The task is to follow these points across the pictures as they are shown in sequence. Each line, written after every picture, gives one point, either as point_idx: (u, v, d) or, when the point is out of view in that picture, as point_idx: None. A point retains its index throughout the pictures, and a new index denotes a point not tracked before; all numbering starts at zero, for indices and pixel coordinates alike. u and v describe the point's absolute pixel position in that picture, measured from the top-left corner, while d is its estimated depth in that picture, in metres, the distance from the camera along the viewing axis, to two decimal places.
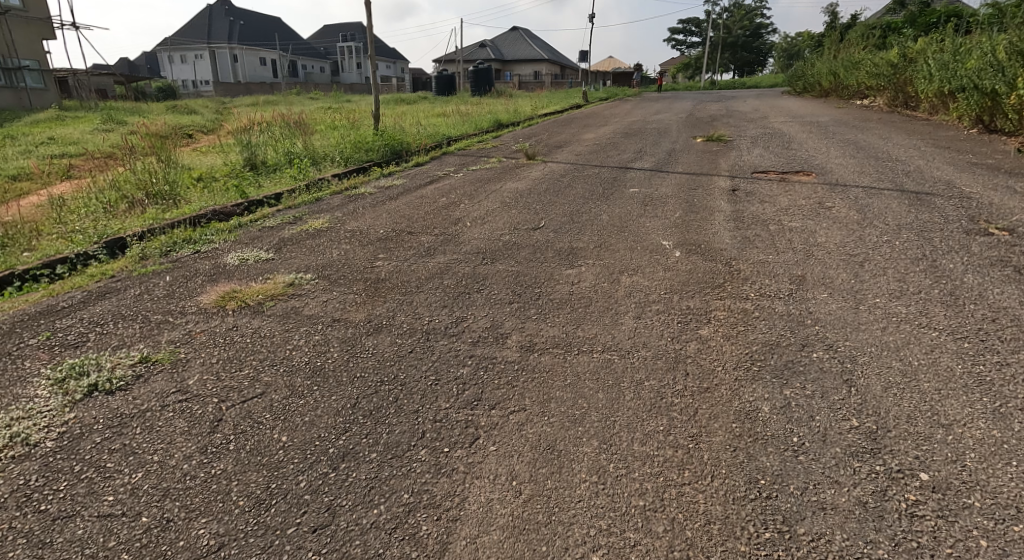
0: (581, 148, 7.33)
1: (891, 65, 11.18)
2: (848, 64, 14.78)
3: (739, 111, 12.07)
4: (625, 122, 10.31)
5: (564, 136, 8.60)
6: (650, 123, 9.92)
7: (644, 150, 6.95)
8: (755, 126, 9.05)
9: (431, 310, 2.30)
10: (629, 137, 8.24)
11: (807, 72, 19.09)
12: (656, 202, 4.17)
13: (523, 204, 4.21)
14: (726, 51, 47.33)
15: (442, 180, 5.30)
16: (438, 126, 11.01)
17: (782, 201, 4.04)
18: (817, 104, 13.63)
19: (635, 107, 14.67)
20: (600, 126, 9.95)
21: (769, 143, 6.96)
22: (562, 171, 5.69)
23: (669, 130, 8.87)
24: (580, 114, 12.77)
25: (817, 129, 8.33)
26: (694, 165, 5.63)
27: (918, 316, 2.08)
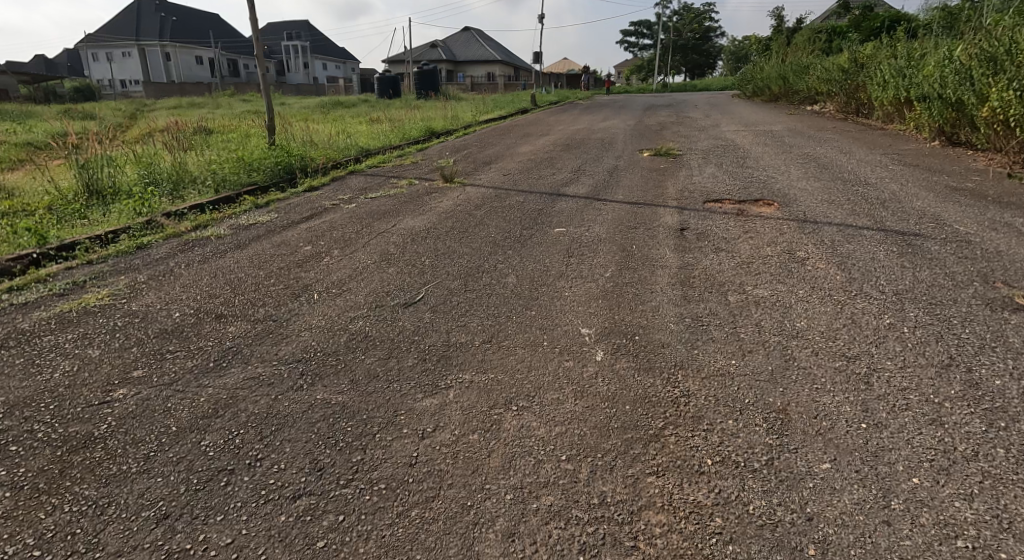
0: (511, 165, 6.38)
1: (843, 70, 10.65)
2: (798, 69, 14.31)
3: (690, 119, 11.37)
4: (568, 132, 9.44)
5: (496, 149, 7.63)
6: (594, 134, 9.08)
7: (582, 167, 6.04)
8: (707, 136, 8.31)
9: (140, 538, 1.26)
10: (568, 151, 7.33)
11: (756, 76, 18.79)
12: (582, 249, 3.25)
13: (411, 255, 3.21)
14: (676, 54, 47.62)
15: (326, 214, 4.24)
16: (362, 136, 9.85)
17: (740, 247, 3.18)
18: (769, 110, 13.12)
19: (583, 114, 13.88)
20: (540, 137, 9.03)
21: (720, 159, 6.19)
22: (479, 199, 4.71)
23: (613, 142, 8.03)
24: (523, 121, 11.86)
25: (771, 140, 7.65)
26: (637, 190, 4.76)
27: (993, 540, 1.20)
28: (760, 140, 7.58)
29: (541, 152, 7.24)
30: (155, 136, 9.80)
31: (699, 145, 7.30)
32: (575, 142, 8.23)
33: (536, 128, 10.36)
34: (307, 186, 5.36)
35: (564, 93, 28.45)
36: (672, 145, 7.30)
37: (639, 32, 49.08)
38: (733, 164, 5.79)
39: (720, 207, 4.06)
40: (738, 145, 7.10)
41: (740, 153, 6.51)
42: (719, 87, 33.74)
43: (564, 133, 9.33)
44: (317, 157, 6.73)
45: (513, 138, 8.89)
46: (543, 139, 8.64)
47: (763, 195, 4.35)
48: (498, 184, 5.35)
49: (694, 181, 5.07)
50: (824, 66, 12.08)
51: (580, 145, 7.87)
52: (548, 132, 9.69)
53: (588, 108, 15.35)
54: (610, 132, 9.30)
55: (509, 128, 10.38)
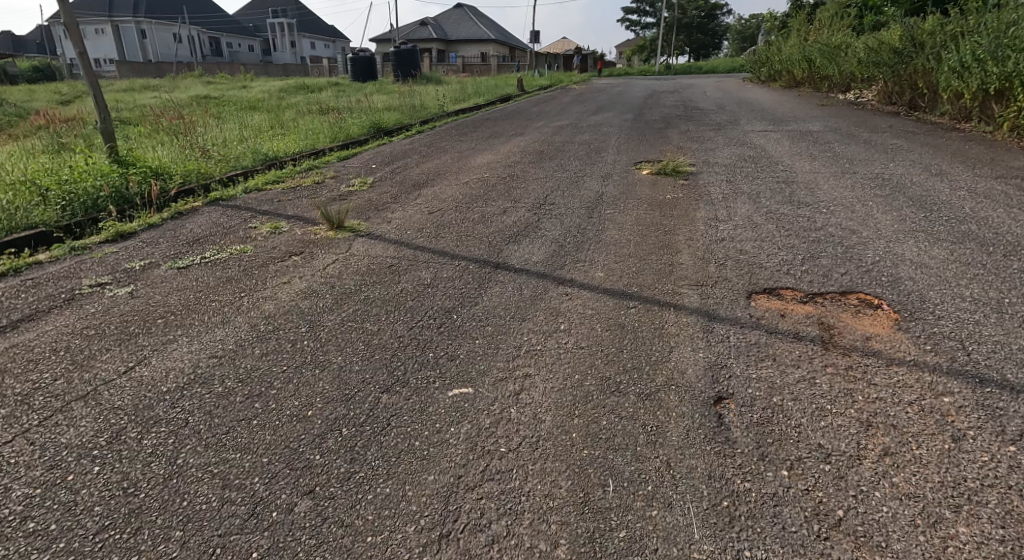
0: (453, 194, 4.45)
1: (897, 52, 8.61)
2: (830, 51, 12.21)
3: (701, 114, 9.43)
4: (546, 134, 7.48)
5: (446, 161, 5.69)
6: (579, 137, 7.14)
7: (554, 199, 4.15)
8: (726, 141, 6.39)
9: None
10: (540, 166, 5.41)
11: (772, 57, 16.75)
12: (483, 502, 1.36)
13: (42, 534, 1.29)
14: (681, 33, 45.23)
15: (50, 319, 2.30)
16: (288, 137, 7.86)
17: (873, 525, 1.28)
18: (795, 99, 11.18)
19: (571, 106, 11.90)
20: (512, 139, 7.10)
21: (753, 186, 4.28)
22: (363, 274, 2.79)
23: (602, 150, 6.09)
24: (498, 115, 9.88)
25: (814, 148, 5.72)
26: (631, 262, 2.89)
27: None
28: (800, 150, 5.64)
29: (504, 168, 5.31)
30: (27, 133, 7.79)
31: (717, 159, 5.36)
32: (554, 149, 6.30)
33: (510, 126, 8.38)
34: (110, 235, 3.42)
35: (561, 76, 26.29)
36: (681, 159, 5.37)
37: (642, 10, 46.56)
38: (775, 200, 3.87)
39: (788, 323, 2.17)
40: (775, 161, 5.19)
41: (780, 175, 4.59)
42: (730, 69, 31.44)
43: (541, 135, 7.40)
44: (174, 176, 4.71)
45: (477, 141, 6.94)
46: (513, 144, 6.69)
47: (853, 287, 2.45)
48: (418, 233, 3.46)
49: (721, 239, 3.16)
50: (869, 46, 10.00)
51: (558, 154, 5.92)
52: (523, 132, 7.71)
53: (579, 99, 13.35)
54: (599, 134, 7.35)
55: (477, 126, 8.41)
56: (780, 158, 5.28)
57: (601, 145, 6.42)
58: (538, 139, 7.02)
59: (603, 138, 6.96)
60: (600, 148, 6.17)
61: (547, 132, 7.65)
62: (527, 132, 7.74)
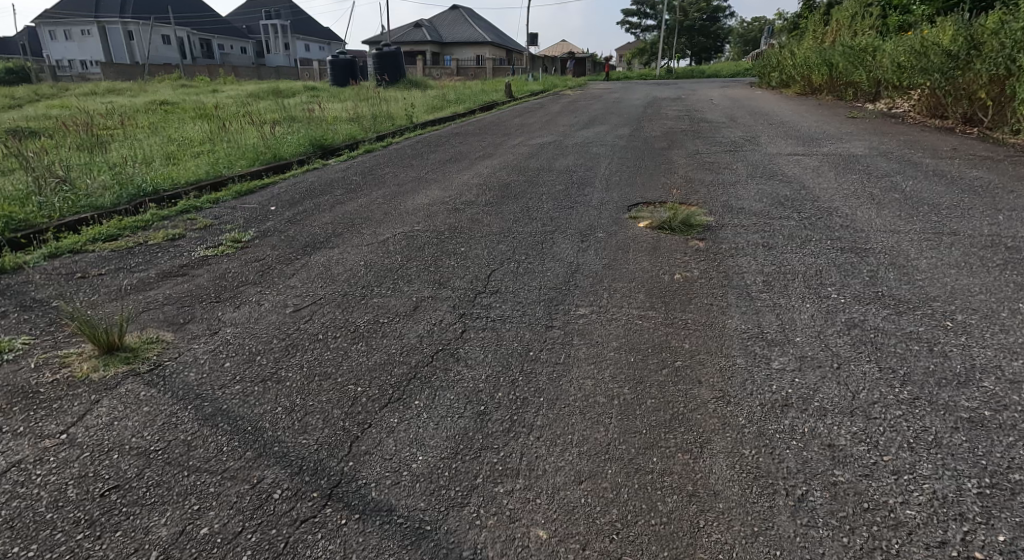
0: (358, 265, 3.00)
1: (950, 56, 7.43)
2: (855, 54, 10.83)
3: (714, 130, 8.08)
4: (521, 159, 6.05)
5: (377, 202, 4.24)
6: (560, 163, 5.70)
7: (503, 283, 2.70)
8: (747, 173, 4.95)
9: None
10: (501, 212, 3.97)
11: (783, 60, 15.38)
12: None
13: None
14: (682, 36, 43.94)
15: None
16: (203, 159, 6.36)
17: None
18: (821, 110, 9.92)
19: (560, 117, 10.49)
20: (477, 166, 5.66)
21: (807, 262, 2.84)
22: (16, 544, 1.30)
23: (587, 187, 4.65)
24: (472, 129, 8.47)
25: (871, 187, 4.29)
26: (613, 483, 1.44)
27: None
28: (853, 190, 4.21)
29: (450, 216, 3.87)
30: None
31: (742, 206, 3.92)
32: (525, 182, 4.86)
33: (480, 147, 6.93)
34: None
35: (555, 81, 24.88)
36: (691, 206, 3.94)
37: (642, 12, 45.31)
38: (851, 294, 2.43)
39: None
40: (824, 210, 3.76)
41: (839, 238, 3.16)
42: (735, 73, 30.16)
43: (515, 160, 5.96)
44: None
45: (432, 169, 5.50)
46: (476, 174, 5.25)
47: None
48: (247, 365, 1.98)
49: (782, 408, 1.70)
50: (908, 49, 8.76)
51: (530, 193, 4.48)
52: (494, 155, 6.27)
53: (571, 109, 11.96)
54: (587, 159, 5.91)
55: (442, 146, 6.95)
56: (828, 205, 3.85)
57: (586, 177, 4.98)
58: (508, 167, 5.60)
59: (591, 166, 5.52)
60: (584, 183, 4.74)
61: (522, 156, 6.20)
62: (499, 155, 6.31)
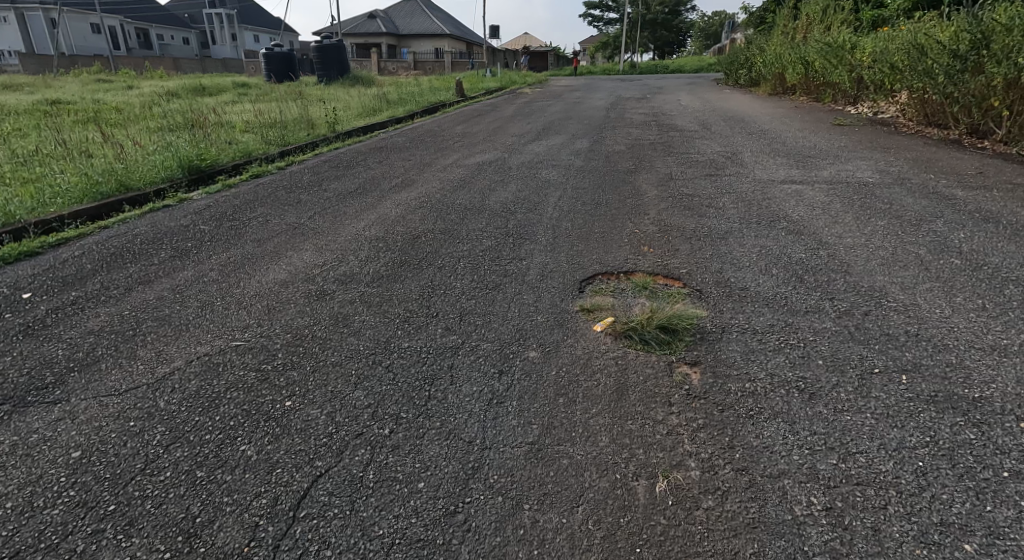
0: (70, 458, 1.59)
1: (956, 57, 6.44)
2: (833, 51, 9.85)
3: (686, 143, 6.89)
4: (449, 192, 4.72)
5: (211, 275, 2.84)
6: (497, 202, 4.39)
7: (321, 530, 1.37)
8: (739, 220, 3.75)
9: None
10: (391, 298, 2.64)
11: (751, 56, 14.42)
12: None
13: None
14: (644, 31, 43.24)
15: None
16: (18, 190, 4.71)
17: None
18: (801, 116, 8.87)
19: (511, 124, 9.17)
20: (387, 204, 4.30)
21: (888, 444, 1.61)
22: None
23: (526, 247, 3.35)
24: (402, 144, 7.07)
25: (912, 246, 3.15)
26: None
27: None
28: (890, 253, 3.07)
29: (310, 308, 2.52)
30: None
31: (744, 289, 2.70)
32: (443, 236, 3.55)
33: (402, 171, 5.56)
34: None
35: (512, 76, 23.50)
36: (666, 293, 2.72)
37: (604, 5, 44.33)
38: None
39: None
40: (864, 295, 2.58)
41: (914, 370, 1.97)
42: (698, 68, 29.43)
43: (439, 194, 4.61)
44: None
45: (326, 210, 4.12)
46: (380, 219, 3.89)
47: None
48: None
49: None
50: (897, 48, 7.75)
51: (445, 259, 3.17)
52: (414, 187, 4.92)
53: (525, 114, 10.65)
54: (532, 194, 4.63)
55: (354, 171, 5.54)
56: (865, 286, 2.66)
57: (528, 230, 3.70)
58: (428, 206, 4.26)
59: (537, 207, 4.24)
60: (522, 242, 3.47)
61: (451, 188, 4.88)
62: (421, 186, 4.97)
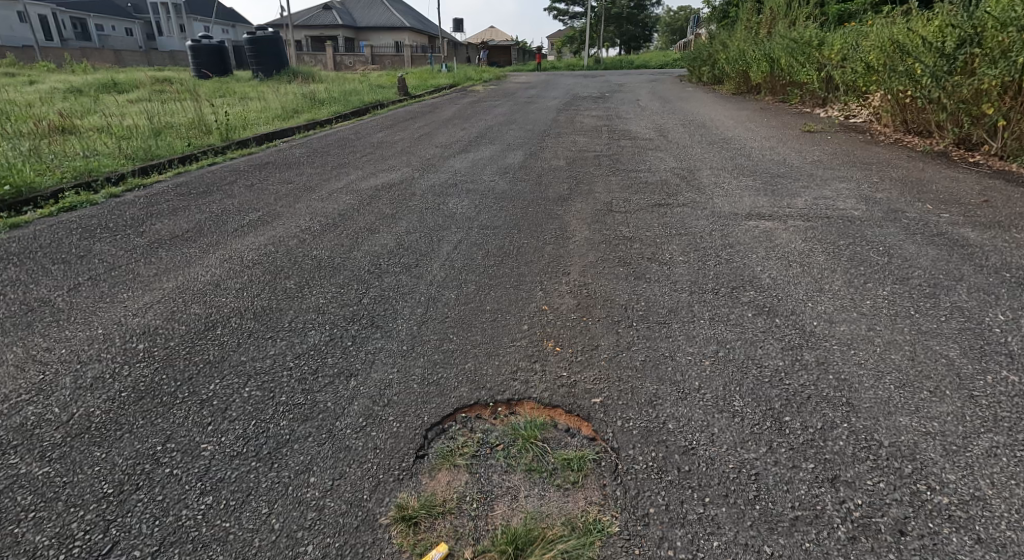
0: None
1: (940, 54, 5.48)
2: (799, 48, 8.92)
3: (636, 157, 5.84)
4: (312, 238, 3.55)
5: None
6: (368, 254, 3.23)
7: None
8: (689, 288, 2.69)
9: None
10: (55, 496, 1.47)
11: (714, 51, 13.47)
12: None
13: None
14: (609, 24, 42.32)
15: None
16: None
17: None
18: (766, 121, 7.93)
19: (442, 129, 8.00)
20: (212, 260, 3.10)
21: None
22: None
23: (368, 349, 2.22)
24: (296, 160, 5.85)
25: (936, 343, 2.13)
26: None
27: None
28: (907, 360, 2.03)
29: None
30: None
31: (687, 455, 1.62)
32: (252, 325, 2.38)
33: (270, 202, 4.35)
34: None
35: (469, 73, 22.24)
36: (557, 462, 1.63)
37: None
38: None
39: None
40: (886, 470, 1.54)
41: None
42: (663, 64, 28.57)
43: (296, 243, 3.43)
44: None
45: (113, 272, 2.90)
46: (179, 291, 2.69)
47: None
48: None
49: None
50: (870, 43, 6.80)
51: (226, 376, 2.00)
52: (272, 229, 3.73)
53: (464, 117, 9.48)
54: (423, 239, 3.49)
55: (206, 201, 4.30)
56: (882, 447, 1.61)
57: (387, 310, 2.55)
58: (268, 262, 3.08)
59: (419, 264, 3.09)
60: (370, 335, 2.33)
61: (320, 231, 3.70)
62: (282, 227, 3.78)
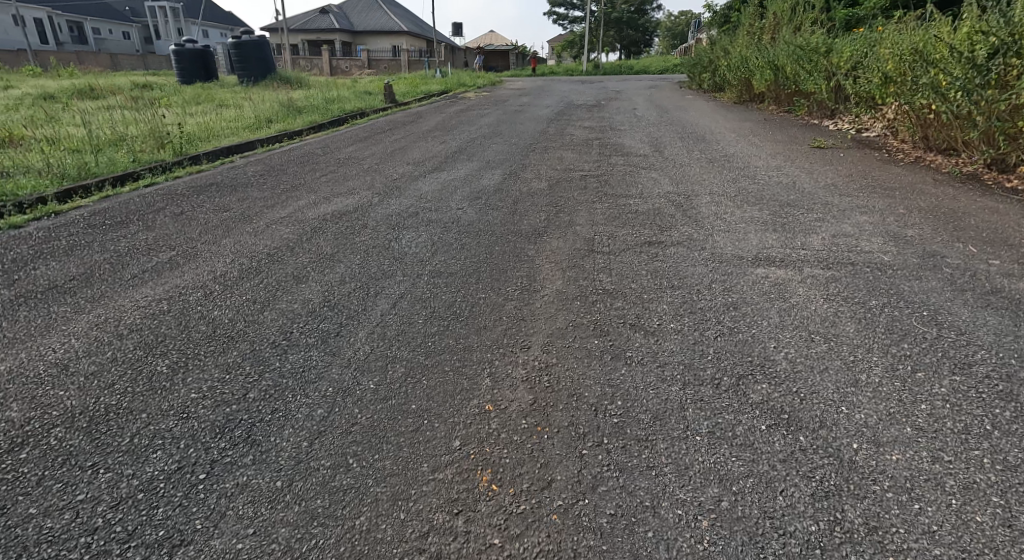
0: None
1: (968, 64, 4.83)
2: (806, 55, 8.27)
3: (627, 178, 5.21)
4: (223, 290, 2.91)
5: None
6: (281, 317, 2.59)
7: None
8: (679, 377, 2.05)
9: None
10: None
11: (716, 56, 12.80)
12: None
13: None
14: (609, 28, 41.70)
15: None
16: None
17: None
18: (771, 134, 7.28)
19: (419, 143, 7.37)
20: (83, 326, 2.48)
21: None
22: None
23: (224, 488, 1.58)
24: (244, 183, 5.23)
25: None
26: None
27: None
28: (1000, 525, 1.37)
29: None
30: None
31: None
32: (75, 444, 1.73)
33: (193, 239, 3.72)
34: None
35: (464, 78, 21.61)
36: None
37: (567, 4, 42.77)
38: None
39: None
40: None
41: None
42: (663, 69, 28.07)
43: (198, 299, 2.79)
44: None
45: None
46: (8, 384, 2.06)
47: None
48: None
49: None
50: (885, 51, 6.15)
51: None
52: (180, 276, 3.10)
53: (446, 128, 8.86)
54: (357, 293, 2.85)
55: (117, 238, 3.68)
56: None
57: (274, 412, 1.91)
58: (150, 330, 2.45)
59: (340, 332, 2.45)
60: (235, 461, 1.68)
61: (237, 279, 3.07)
62: (193, 273, 3.15)
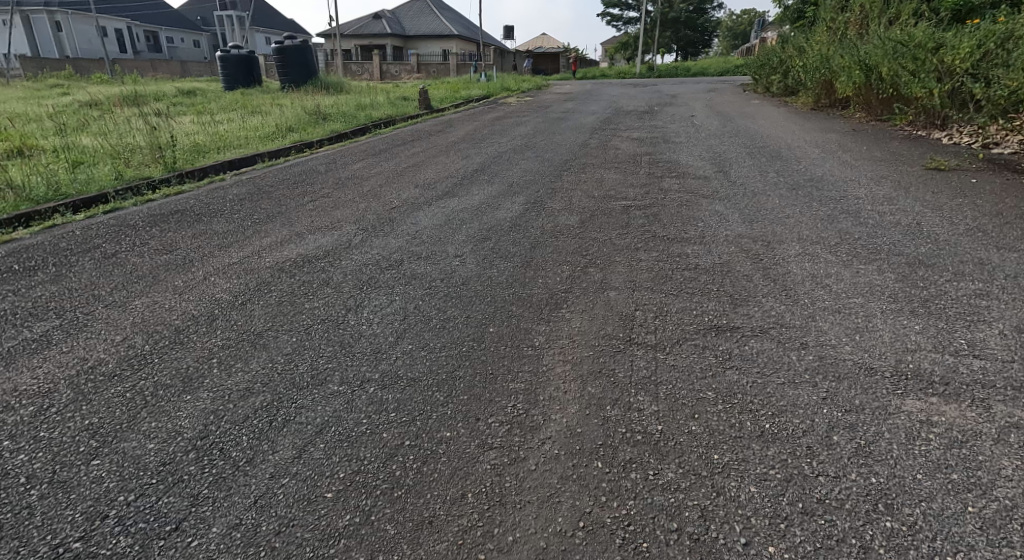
0: None
1: None
2: (909, 51, 6.81)
3: (684, 211, 4.05)
4: (70, 400, 1.97)
5: None
6: (106, 483, 1.59)
7: None
8: None
9: None
10: None
11: (788, 54, 11.28)
12: None
13: None
14: (666, 28, 39.92)
15: None
16: None
17: None
18: (866, 148, 5.90)
19: (439, 158, 6.42)
20: None
21: None
22: None
23: None
24: (216, 211, 4.40)
25: None
26: None
27: None
28: None
29: None
30: None
31: None
32: None
33: (97, 299, 2.82)
34: None
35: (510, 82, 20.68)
36: None
37: (622, 4, 41.24)
38: None
39: None
40: None
41: None
42: (723, 71, 26.37)
43: (16, 424, 1.84)
44: None
45: None
46: None
47: None
48: None
49: None
50: None
51: None
52: (32, 370, 2.18)
53: (475, 139, 7.87)
54: (256, 421, 1.85)
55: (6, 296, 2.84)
56: None
57: None
58: None
59: (181, 533, 1.44)
60: None
61: (105, 378, 2.12)
62: (52, 363, 2.22)
